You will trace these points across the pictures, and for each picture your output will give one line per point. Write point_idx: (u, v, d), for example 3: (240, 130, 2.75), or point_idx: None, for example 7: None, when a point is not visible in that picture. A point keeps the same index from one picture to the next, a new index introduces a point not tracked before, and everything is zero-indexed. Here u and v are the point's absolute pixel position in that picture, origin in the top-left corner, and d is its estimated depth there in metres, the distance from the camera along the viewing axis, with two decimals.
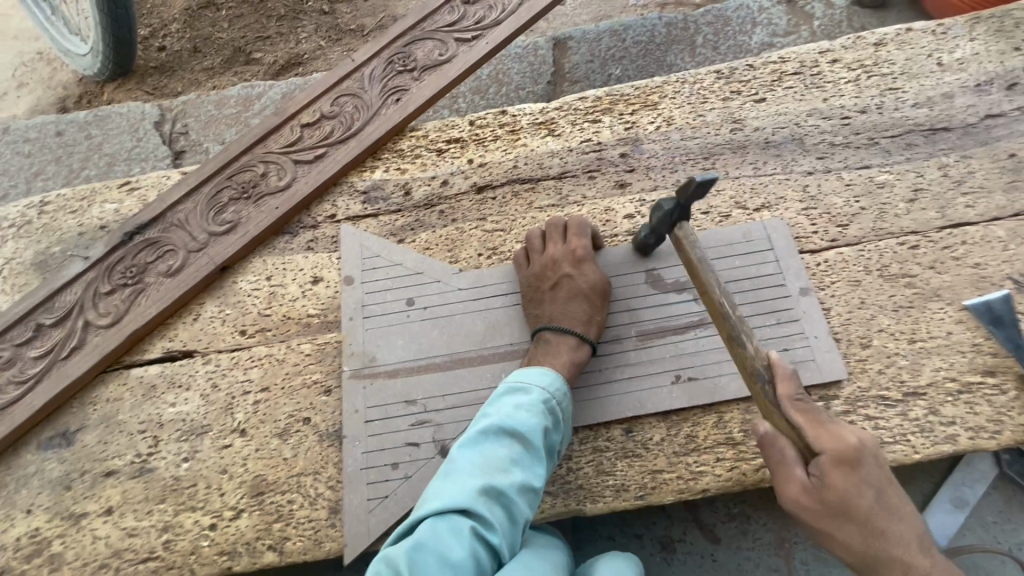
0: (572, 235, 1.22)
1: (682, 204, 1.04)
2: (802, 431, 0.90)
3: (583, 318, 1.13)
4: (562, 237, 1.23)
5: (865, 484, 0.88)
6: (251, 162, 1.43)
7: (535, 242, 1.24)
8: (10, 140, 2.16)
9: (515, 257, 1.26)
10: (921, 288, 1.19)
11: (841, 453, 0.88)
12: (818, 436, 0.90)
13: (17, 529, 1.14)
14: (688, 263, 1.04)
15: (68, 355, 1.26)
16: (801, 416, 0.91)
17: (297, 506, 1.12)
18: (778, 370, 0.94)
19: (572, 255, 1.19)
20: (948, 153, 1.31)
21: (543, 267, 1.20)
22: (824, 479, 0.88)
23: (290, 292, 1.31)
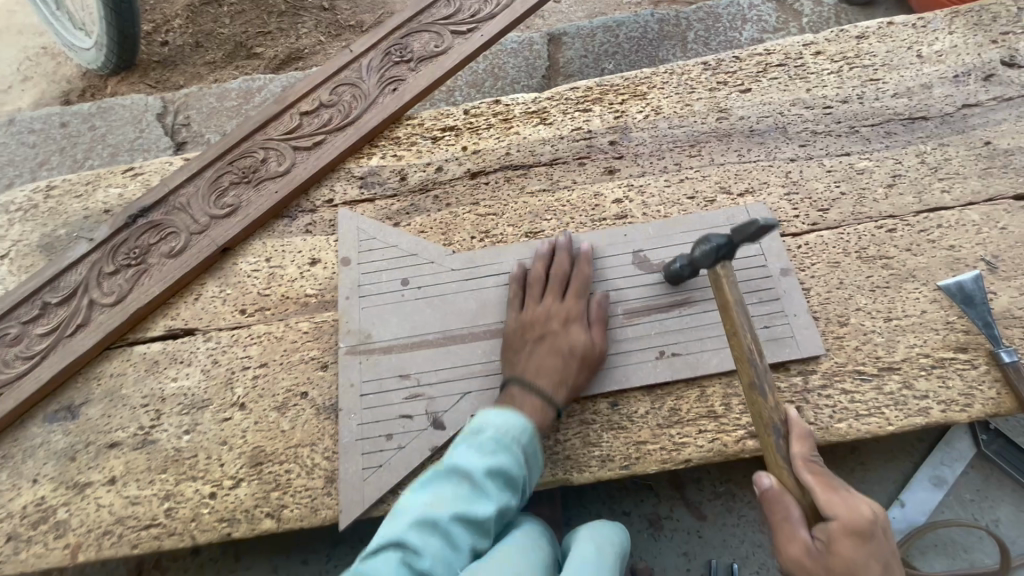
0: (573, 291, 1.20)
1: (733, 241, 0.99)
2: (812, 492, 0.87)
3: (556, 377, 1.11)
4: (562, 290, 1.22)
5: (874, 560, 0.82)
6: (251, 148, 1.47)
7: (534, 288, 1.23)
8: (15, 131, 2.20)
9: (511, 298, 1.24)
10: (897, 269, 1.23)
11: (852, 522, 0.83)
12: (830, 501, 0.86)
13: (24, 498, 1.18)
14: (721, 302, 1.00)
15: (74, 332, 1.30)
16: (813, 476, 0.89)
17: (295, 476, 1.16)
18: (793, 425, 0.95)
19: (566, 313, 1.18)
20: (926, 141, 1.36)
21: (532, 317, 1.19)
22: (828, 544, 0.83)
23: (288, 272, 1.36)
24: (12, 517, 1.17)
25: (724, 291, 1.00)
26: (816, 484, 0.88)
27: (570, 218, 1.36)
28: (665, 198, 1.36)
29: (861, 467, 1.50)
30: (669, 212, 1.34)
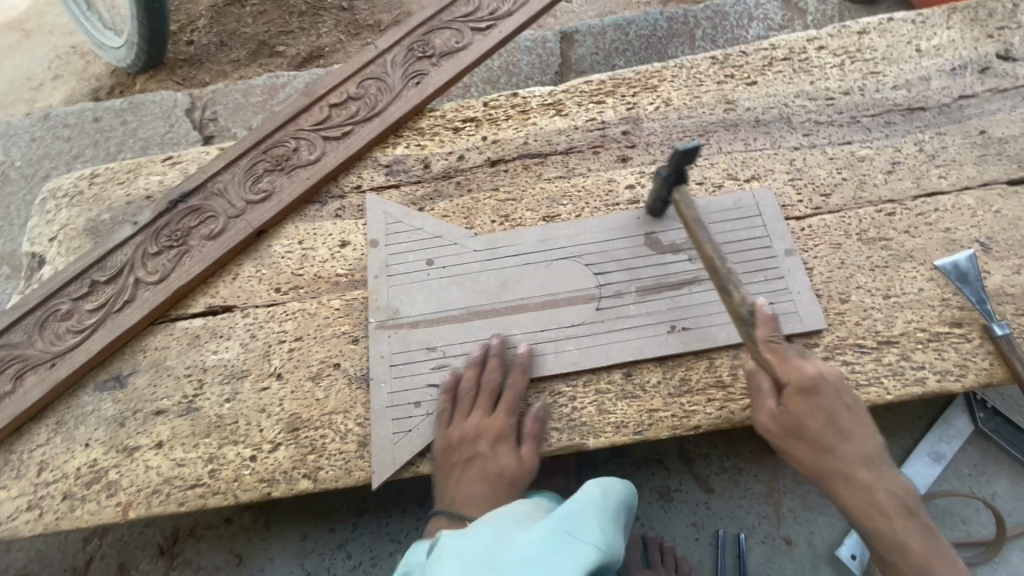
0: (503, 408, 1.21)
1: (674, 169, 1.17)
2: (772, 368, 1.09)
3: (485, 507, 1.14)
4: (492, 404, 1.22)
5: (819, 411, 1.07)
6: (284, 138, 1.56)
7: (464, 400, 1.21)
8: (51, 125, 2.30)
9: (440, 402, 1.23)
10: (896, 250, 1.31)
11: (801, 385, 1.08)
12: (786, 371, 1.09)
13: (77, 460, 1.27)
14: (684, 220, 1.18)
15: (121, 308, 1.39)
16: (772, 354, 1.09)
17: (329, 440, 1.24)
18: (760, 314, 1.10)
19: (495, 433, 1.19)
20: (924, 130, 1.43)
21: (462, 432, 1.19)
22: (787, 406, 1.09)
23: (320, 254, 1.44)
24: (68, 477, 1.26)
25: (682, 210, 1.18)
26: (772, 362, 1.09)
27: (586, 202, 1.44)
28: None
29: None
30: None
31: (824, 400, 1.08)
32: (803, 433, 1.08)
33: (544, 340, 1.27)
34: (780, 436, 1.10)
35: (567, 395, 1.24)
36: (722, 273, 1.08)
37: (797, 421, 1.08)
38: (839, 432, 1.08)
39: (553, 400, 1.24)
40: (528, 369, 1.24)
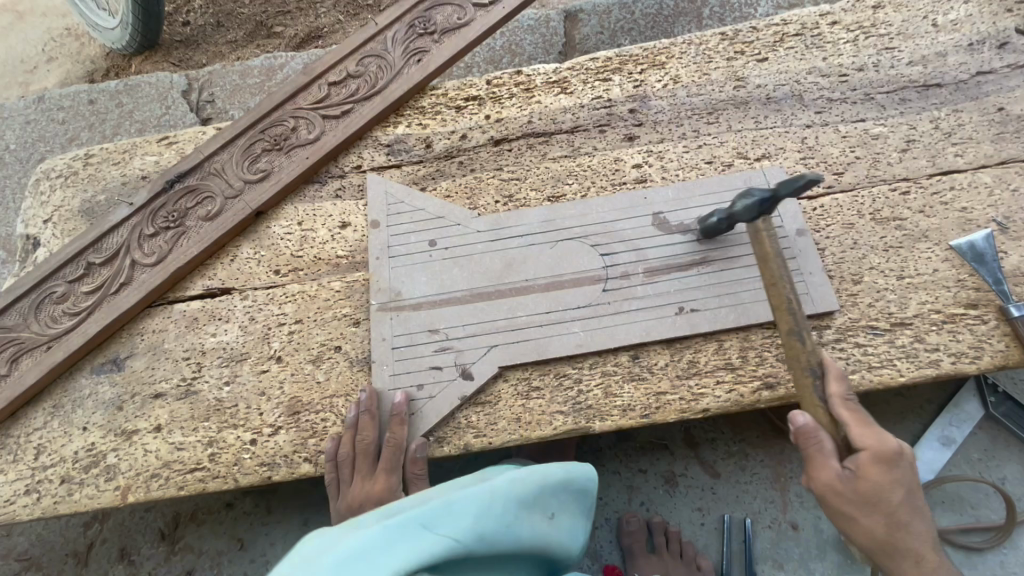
0: (379, 472, 1.15)
1: (775, 198, 1.05)
2: (845, 428, 0.99)
3: None
4: (371, 464, 1.16)
5: (897, 484, 0.96)
6: (282, 117, 1.52)
7: (345, 467, 1.16)
8: (45, 108, 2.26)
9: (328, 477, 1.18)
10: (910, 230, 1.27)
11: (882, 453, 0.96)
12: (862, 436, 0.98)
13: (75, 444, 1.26)
14: (761, 252, 1.12)
15: (117, 290, 1.36)
16: (846, 415, 1.00)
17: (331, 424, 1.22)
18: (829, 369, 1.04)
19: (378, 498, 1.13)
20: (940, 107, 1.39)
21: (351, 501, 1.14)
22: (859, 471, 0.96)
23: (320, 235, 1.41)
24: (65, 461, 1.24)
25: (763, 242, 1.12)
26: (850, 422, 0.99)
27: (591, 182, 1.40)
28: (684, 163, 1.40)
29: None
30: (687, 177, 1.38)
31: (902, 473, 0.97)
32: (879, 505, 0.96)
33: (550, 322, 1.24)
34: (853, 506, 0.96)
35: (573, 378, 1.21)
36: (789, 318, 1.07)
37: (871, 489, 0.96)
38: (912, 507, 0.98)
39: (559, 382, 1.21)
40: (406, 418, 1.18)
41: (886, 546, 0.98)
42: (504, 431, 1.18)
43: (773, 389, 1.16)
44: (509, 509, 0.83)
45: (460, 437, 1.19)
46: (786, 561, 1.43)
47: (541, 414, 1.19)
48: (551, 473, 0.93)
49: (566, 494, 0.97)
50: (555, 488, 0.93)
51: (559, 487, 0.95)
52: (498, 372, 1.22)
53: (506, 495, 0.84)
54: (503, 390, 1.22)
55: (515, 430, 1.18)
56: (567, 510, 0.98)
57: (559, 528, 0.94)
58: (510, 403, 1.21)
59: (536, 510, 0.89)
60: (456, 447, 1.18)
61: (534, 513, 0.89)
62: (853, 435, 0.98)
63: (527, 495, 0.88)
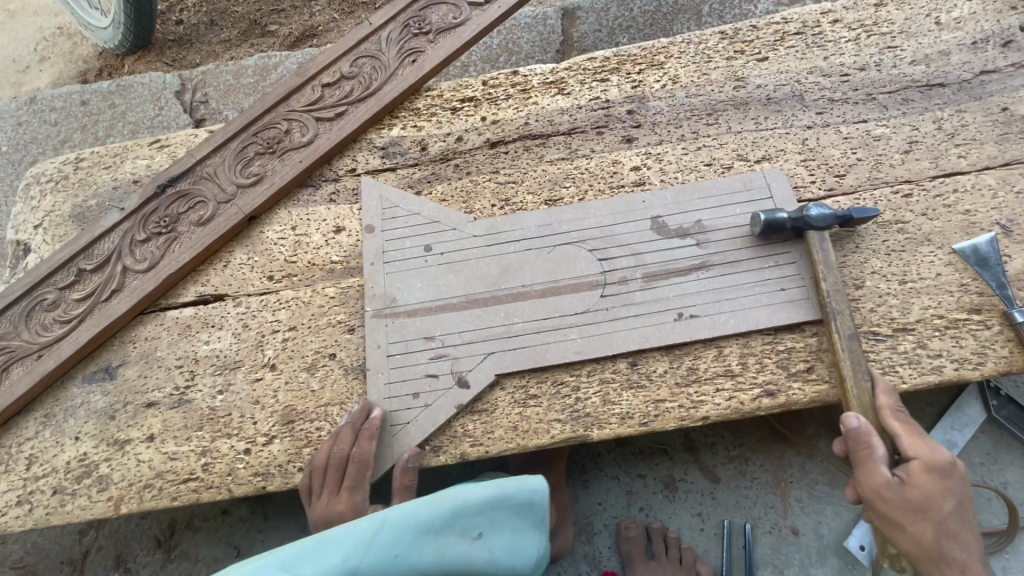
0: (347, 486, 1.13)
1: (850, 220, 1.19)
2: (896, 435, 1.02)
3: None
4: (347, 477, 1.14)
5: (946, 492, 0.99)
6: (275, 119, 1.50)
7: (321, 478, 1.14)
8: (36, 109, 2.24)
9: (303, 485, 1.16)
10: (912, 233, 1.25)
11: (933, 462, 0.99)
12: (913, 445, 1.01)
13: (67, 454, 1.24)
14: (812, 259, 1.19)
15: (108, 297, 1.35)
16: (897, 424, 1.03)
17: (325, 432, 1.21)
18: (879, 382, 1.09)
19: (344, 514, 1.11)
20: (943, 107, 1.37)
21: (318, 513, 1.12)
22: (909, 478, 0.99)
23: (314, 240, 1.39)
24: (57, 472, 1.23)
25: (813, 250, 1.19)
26: (901, 430, 1.02)
27: (589, 185, 1.38)
28: (683, 165, 1.38)
29: None
30: (687, 179, 1.36)
31: (950, 483, 0.99)
32: (927, 512, 0.97)
33: (547, 329, 1.22)
34: (899, 511, 0.99)
35: (571, 385, 1.19)
36: (840, 327, 1.13)
37: (920, 496, 0.98)
38: (958, 519, 1.00)
39: (556, 390, 1.19)
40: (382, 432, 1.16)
41: (931, 556, 0.99)
42: (501, 439, 1.17)
43: (773, 396, 1.15)
44: (394, 543, 0.82)
45: (456, 446, 1.17)
46: (786, 566, 1.42)
47: (538, 422, 1.17)
48: (463, 497, 0.90)
49: (501, 511, 0.93)
50: (475, 511, 0.90)
51: (483, 506, 0.91)
52: (495, 379, 1.20)
53: (391, 529, 0.83)
54: (500, 397, 1.20)
55: (512, 439, 1.17)
56: (503, 528, 0.93)
57: (483, 548, 0.90)
58: (507, 411, 1.19)
59: (441, 537, 0.87)
60: (452, 456, 1.17)
61: (440, 538, 0.87)
62: (904, 442, 1.01)
63: (425, 523, 0.86)
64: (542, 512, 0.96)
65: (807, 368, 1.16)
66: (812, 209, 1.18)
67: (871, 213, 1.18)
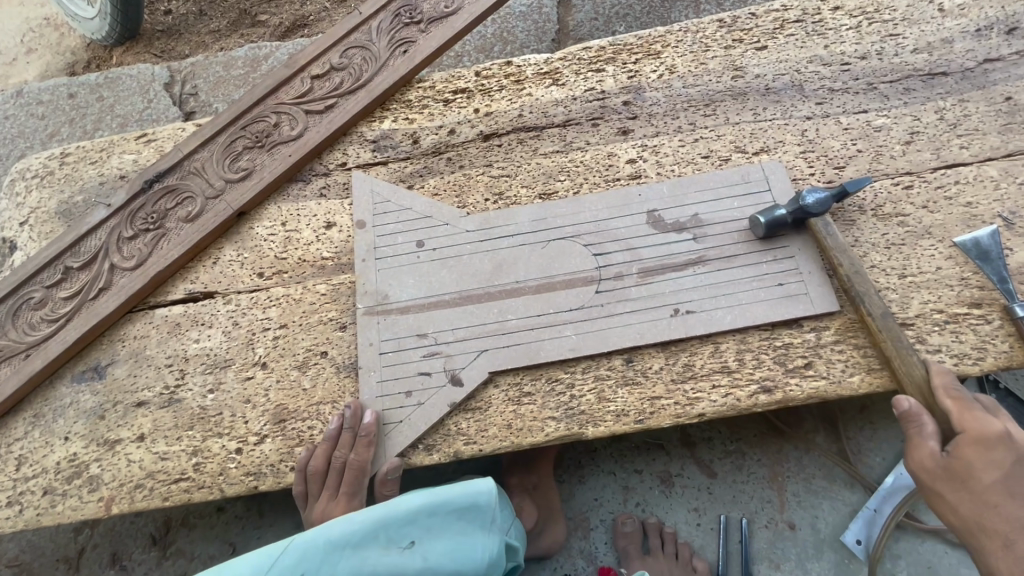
0: (342, 493, 1.13)
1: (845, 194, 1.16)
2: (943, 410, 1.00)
3: None
4: (337, 483, 1.13)
5: (1000, 467, 0.93)
6: (263, 113, 1.47)
7: (314, 482, 1.14)
8: (23, 102, 2.20)
9: (297, 489, 1.16)
10: (913, 226, 1.23)
11: (981, 434, 0.95)
12: (963, 419, 0.98)
13: (57, 454, 1.23)
14: (822, 246, 1.18)
15: (96, 295, 1.32)
16: (948, 400, 1.00)
17: (318, 431, 1.19)
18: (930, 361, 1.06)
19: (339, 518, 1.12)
20: (945, 97, 1.34)
21: (315, 517, 1.14)
22: (955, 450, 0.96)
23: (304, 236, 1.37)
24: (47, 472, 1.21)
25: (820, 235, 1.18)
26: (951, 406, 0.99)
27: (584, 178, 1.36)
28: (679, 157, 1.35)
29: (870, 425, 1.51)
30: (683, 172, 1.33)
31: (1007, 459, 0.93)
32: (973, 484, 0.93)
33: (541, 326, 1.20)
34: (943, 483, 0.96)
35: (566, 382, 1.18)
36: (871, 312, 1.11)
37: (965, 468, 0.95)
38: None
39: (551, 387, 1.18)
40: (373, 440, 1.14)
41: (974, 531, 0.93)
42: (494, 437, 1.15)
43: (770, 392, 1.13)
44: (310, 558, 0.92)
45: (450, 445, 1.16)
46: (783, 561, 1.42)
47: (532, 420, 1.16)
48: (385, 509, 0.97)
49: (432, 519, 0.98)
50: (416, 516, 0.97)
51: (409, 516, 0.97)
52: (489, 377, 1.19)
53: (309, 545, 0.93)
54: (494, 395, 1.19)
55: (506, 437, 1.15)
56: (448, 531, 0.98)
57: (426, 553, 0.96)
58: (501, 409, 1.17)
59: (360, 549, 0.94)
60: (446, 455, 1.15)
61: (361, 549, 0.94)
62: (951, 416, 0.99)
63: (344, 537, 0.94)
64: (488, 513, 1.00)
65: (805, 364, 1.14)
66: (809, 196, 1.15)
67: (866, 183, 1.15)
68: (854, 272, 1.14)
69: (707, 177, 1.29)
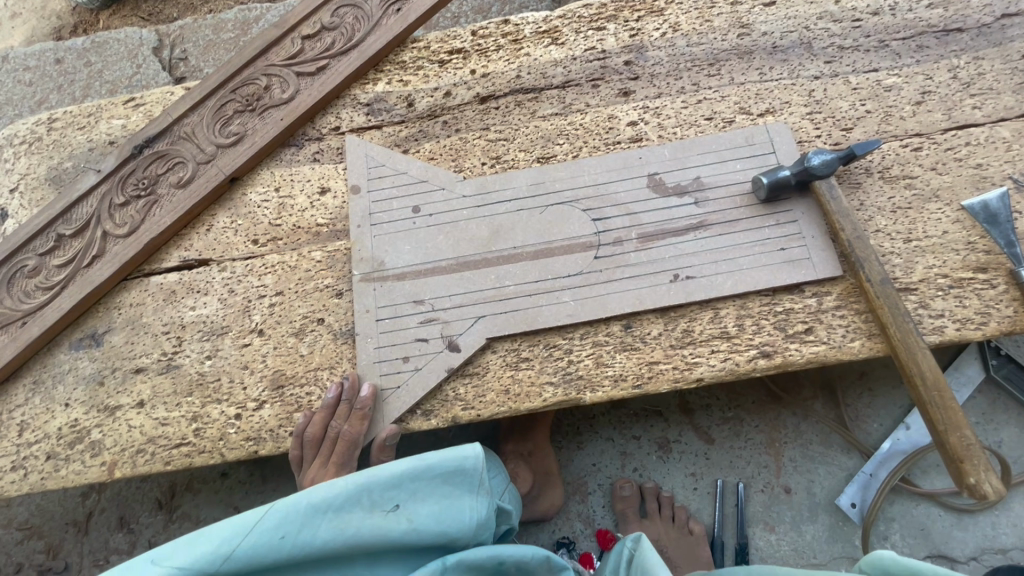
0: (333, 462, 1.13)
1: (852, 158, 1.13)
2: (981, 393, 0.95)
3: None
4: (330, 452, 1.14)
5: None
6: (254, 75, 1.42)
7: (308, 449, 1.15)
8: (9, 68, 2.14)
9: (291, 453, 1.17)
10: (920, 189, 1.20)
11: None
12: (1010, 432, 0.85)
13: (58, 420, 1.24)
14: (825, 213, 1.15)
15: (90, 263, 1.31)
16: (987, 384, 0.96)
17: (316, 397, 1.19)
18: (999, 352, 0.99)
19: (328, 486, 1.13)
20: (959, 54, 1.29)
21: (306, 483, 1.14)
22: None
23: (298, 202, 1.35)
24: (50, 438, 1.23)
25: (824, 202, 1.15)
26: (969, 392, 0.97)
27: (584, 141, 1.32)
28: (682, 119, 1.31)
29: (869, 392, 1.51)
30: (686, 134, 1.30)
31: None
32: None
33: (539, 291, 1.19)
34: None
35: (564, 348, 1.17)
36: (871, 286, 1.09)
37: None
38: None
39: (549, 353, 1.17)
40: (368, 414, 1.14)
41: None
42: (492, 402, 1.15)
43: (769, 357, 1.12)
44: (285, 525, 0.82)
45: (448, 410, 1.16)
46: (777, 523, 1.44)
47: (530, 385, 1.15)
48: (368, 473, 0.89)
49: (417, 483, 0.92)
50: (406, 478, 0.91)
51: (393, 480, 0.90)
52: (486, 343, 1.18)
53: (283, 511, 0.83)
54: (491, 361, 1.18)
55: (504, 402, 1.15)
56: (433, 495, 0.93)
57: (410, 518, 0.90)
58: (498, 374, 1.17)
59: (341, 513, 0.86)
60: (444, 419, 1.15)
61: (342, 515, 0.86)
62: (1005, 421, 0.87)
63: (323, 502, 0.85)
64: (476, 476, 0.96)
65: (805, 329, 1.13)
66: (814, 158, 1.13)
67: (876, 145, 1.11)
68: (857, 237, 1.12)
69: (710, 141, 1.25)
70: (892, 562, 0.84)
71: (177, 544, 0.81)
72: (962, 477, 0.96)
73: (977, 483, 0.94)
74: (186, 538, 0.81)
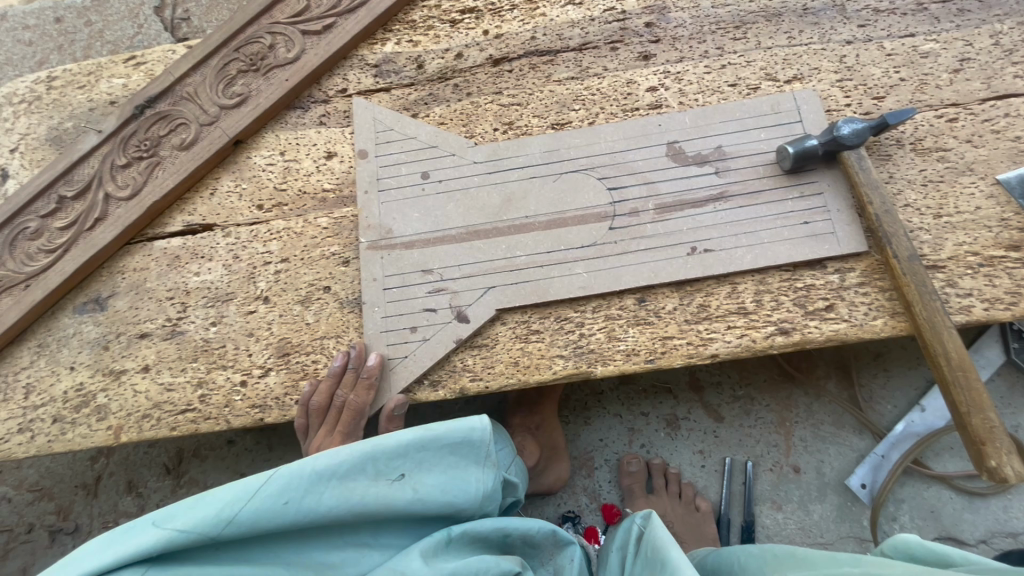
0: (340, 431, 1.11)
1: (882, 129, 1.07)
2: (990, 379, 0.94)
3: None
4: (337, 420, 1.12)
5: None
6: (258, 33, 1.36)
7: (314, 417, 1.13)
8: (8, 27, 2.08)
9: (298, 422, 1.15)
10: (953, 162, 1.14)
11: None
12: None
13: (64, 383, 1.23)
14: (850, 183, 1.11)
15: (92, 226, 1.29)
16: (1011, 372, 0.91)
17: (323, 366, 1.17)
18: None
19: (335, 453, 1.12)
20: (1002, 20, 1.22)
21: (312, 451, 1.13)
22: None
23: (304, 167, 1.31)
24: (56, 401, 1.22)
25: (851, 172, 1.10)
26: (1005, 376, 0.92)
27: (600, 107, 1.26)
28: (704, 85, 1.25)
29: (884, 373, 1.48)
30: (708, 101, 1.24)
31: None
32: None
33: (552, 263, 1.15)
34: None
35: (575, 321, 1.14)
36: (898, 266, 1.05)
37: None
38: None
39: (560, 326, 1.14)
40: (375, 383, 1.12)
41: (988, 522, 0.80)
42: (501, 374, 1.13)
43: (787, 334, 1.09)
44: (289, 491, 0.80)
45: (455, 381, 1.14)
46: (785, 502, 1.42)
47: (540, 357, 1.13)
48: (375, 440, 0.88)
49: (423, 452, 0.90)
50: (412, 449, 0.89)
51: (399, 449, 0.89)
52: (496, 314, 1.15)
53: (287, 477, 0.81)
54: (500, 333, 1.15)
55: (513, 374, 1.12)
56: (439, 466, 0.91)
57: (416, 489, 0.88)
58: (508, 346, 1.14)
59: (346, 481, 0.84)
60: (451, 391, 1.13)
61: (347, 482, 0.84)
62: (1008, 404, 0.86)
63: (327, 469, 0.84)
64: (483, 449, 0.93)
65: (827, 306, 1.09)
66: (845, 127, 1.06)
67: (911, 114, 1.05)
68: (885, 211, 1.07)
69: (734, 108, 1.19)
70: (917, 544, 0.83)
71: (179, 507, 0.79)
72: (982, 460, 0.93)
73: (998, 466, 0.91)
74: (187, 501, 0.80)
